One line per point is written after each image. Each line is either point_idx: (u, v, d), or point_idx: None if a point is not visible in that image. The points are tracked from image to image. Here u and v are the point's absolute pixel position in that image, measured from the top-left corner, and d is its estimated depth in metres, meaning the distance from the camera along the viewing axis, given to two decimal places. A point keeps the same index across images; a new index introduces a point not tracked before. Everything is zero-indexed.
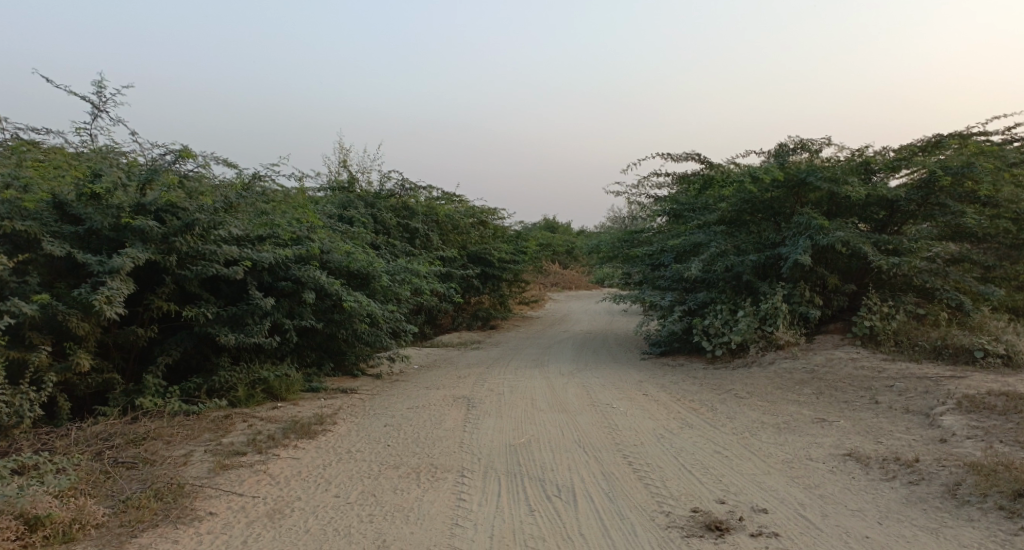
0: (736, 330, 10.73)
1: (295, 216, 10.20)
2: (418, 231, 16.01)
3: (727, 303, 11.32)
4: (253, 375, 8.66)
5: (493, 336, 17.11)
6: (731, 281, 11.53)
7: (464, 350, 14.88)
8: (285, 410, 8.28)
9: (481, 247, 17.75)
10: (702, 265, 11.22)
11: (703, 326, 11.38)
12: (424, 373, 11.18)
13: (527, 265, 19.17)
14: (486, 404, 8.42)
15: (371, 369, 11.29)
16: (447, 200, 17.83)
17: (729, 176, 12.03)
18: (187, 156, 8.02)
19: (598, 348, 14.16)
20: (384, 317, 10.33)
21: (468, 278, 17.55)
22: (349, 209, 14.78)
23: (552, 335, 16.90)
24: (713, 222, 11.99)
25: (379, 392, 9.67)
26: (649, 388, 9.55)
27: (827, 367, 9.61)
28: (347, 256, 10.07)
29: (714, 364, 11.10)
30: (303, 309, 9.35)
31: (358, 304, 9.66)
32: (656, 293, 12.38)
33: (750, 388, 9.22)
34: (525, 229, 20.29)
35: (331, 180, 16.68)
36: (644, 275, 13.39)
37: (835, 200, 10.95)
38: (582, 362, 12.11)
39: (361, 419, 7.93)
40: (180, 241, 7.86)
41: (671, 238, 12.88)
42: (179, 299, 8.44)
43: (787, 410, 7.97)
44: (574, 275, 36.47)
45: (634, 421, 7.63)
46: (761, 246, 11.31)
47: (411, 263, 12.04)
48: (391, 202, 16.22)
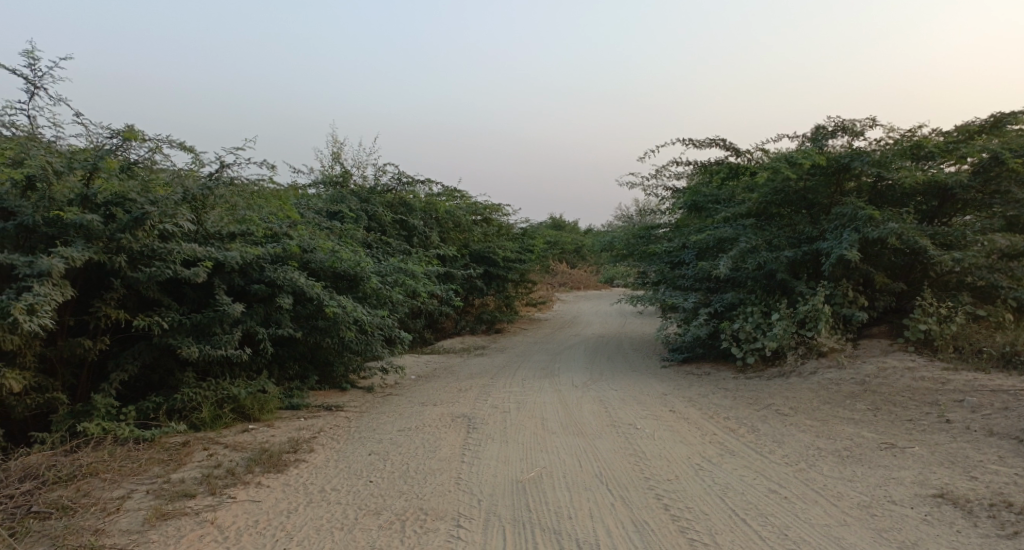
0: (771, 335, 9.57)
1: (272, 211, 9.08)
2: (417, 229, 14.87)
3: (758, 305, 10.17)
4: (221, 393, 7.49)
5: (498, 340, 15.96)
6: (762, 280, 10.36)
7: (467, 357, 13.74)
8: (257, 434, 7.12)
9: (485, 246, 16.60)
10: (732, 262, 10.05)
11: (731, 331, 10.22)
12: (422, 386, 10.00)
13: (534, 265, 18.00)
14: (489, 426, 7.23)
15: (362, 381, 10.13)
16: (448, 195, 16.68)
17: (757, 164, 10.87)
18: (129, 137, 7.02)
19: (612, 355, 12.98)
20: (374, 323, 9.17)
21: (471, 279, 16.40)
22: (341, 205, 13.66)
23: (562, 339, 15.75)
24: (740, 214, 10.82)
25: (368, 409, 8.47)
26: (676, 404, 8.37)
27: (879, 378, 8.44)
28: (331, 255, 8.92)
29: (745, 373, 9.97)
30: (280, 315, 8.20)
31: (343, 310, 8.52)
32: (678, 294, 11.28)
33: (793, 403, 8.05)
34: (532, 226, 19.11)
35: (323, 174, 15.56)
36: (662, 274, 12.22)
37: (883, 185, 9.74)
38: (597, 372, 10.95)
39: (343, 445, 6.74)
40: (128, 238, 6.74)
41: (693, 233, 11.72)
42: (133, 306, 7.30)
43: (842, 430, 6.78)
44: (583, 275, 35.31)
45: (665, 447, 6.44)
46: (796, 240, 10.14)
47: (405, 263, 10.89)
48: (387, 199, 15.08)
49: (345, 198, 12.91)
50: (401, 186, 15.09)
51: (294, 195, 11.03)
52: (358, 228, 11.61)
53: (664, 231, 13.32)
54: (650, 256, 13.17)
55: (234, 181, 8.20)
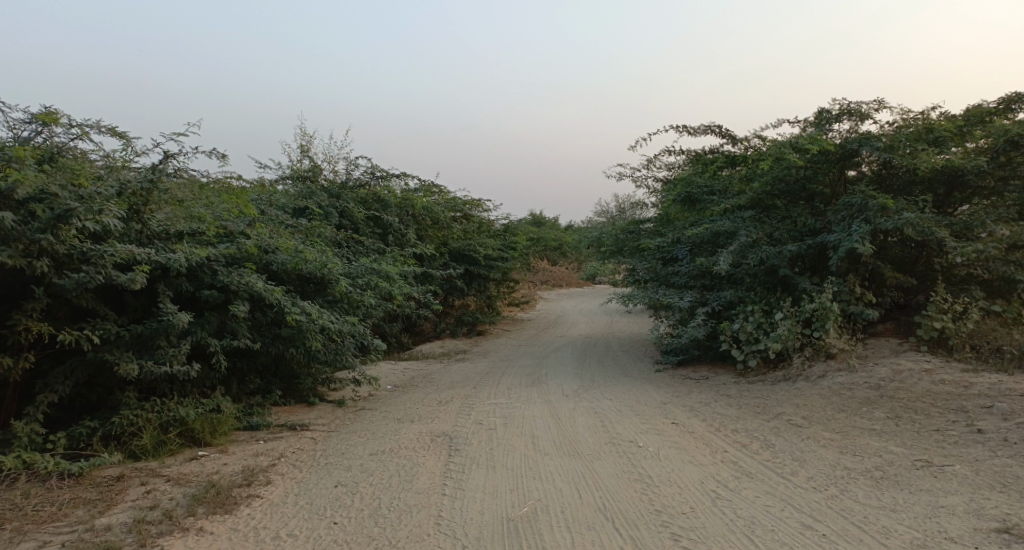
0: (774, 336, 8.91)
1: (228, 208, 8.19)
2: (392, 227, 14.01)
3: (759, 303, 9.49)
4: (167, 414, 6.61)
5: (480, 343, 15.16)
6: (763, 277, 9.67)
7: (447, 363, 12.93)
8: (208, 462, 6.26)
9: (465, 244, 15.78)
10: (731, 258, 9.36)
11: (731, 331, 9.54)
12: (398, 397, 9.17)
13: (517, 263, 17.20)
14: (473, 447, 6.42)
15: (332, 393, 9.29)
16: (425, 191, 15.83)
17: (756, 152, 10.17)
18: (49, 121, 6.26)
19: (602, 357, 12.25)
20: (343, 331, 8.32)
21: (450, 279, 15.57)
22: (310, 201, 12.77)
23: (547, 341, 14.98)
24: (738, 206, 10.12)
25: (337, 427, 7.62)
26: (677, 415, 7.63)
27: (896, 382, 7.77)
28: (295, 255, 8.04)
29: (747, 377, 9.30)
30: (235, 325, 7.33)
31: (307, 317, 7.67)
32: (672, 293, 10.57)
33: (805, 412, 7.36)
34: (514, 222, 18.28)
35: (291, 170, 14.64)
36: (654, 272, 11.50)
37: (889, 171, 9.07)
38: (587, 377, 10.21)
39: (307, 475, 5.89)
40: (49, 239, 5.86)
41: (687, 227, 11.01)
42: (63, 318, 6.42)
43: (867, 445, 6.08)
44: (565, 272, 34.56)
45: (672, 469, 5.68)
46: (799, 233, 9.46)
47: (378, 264, 10.06)
48: (360, 195, 14.20)
49: (315, 191, 12.03)
50: (375, 182, 14.18)
51: (254, 193, 10.15)
52: (328, 227, 10.74)
53: (656, 225, 12.59)
54: (641, 251, 12.44)
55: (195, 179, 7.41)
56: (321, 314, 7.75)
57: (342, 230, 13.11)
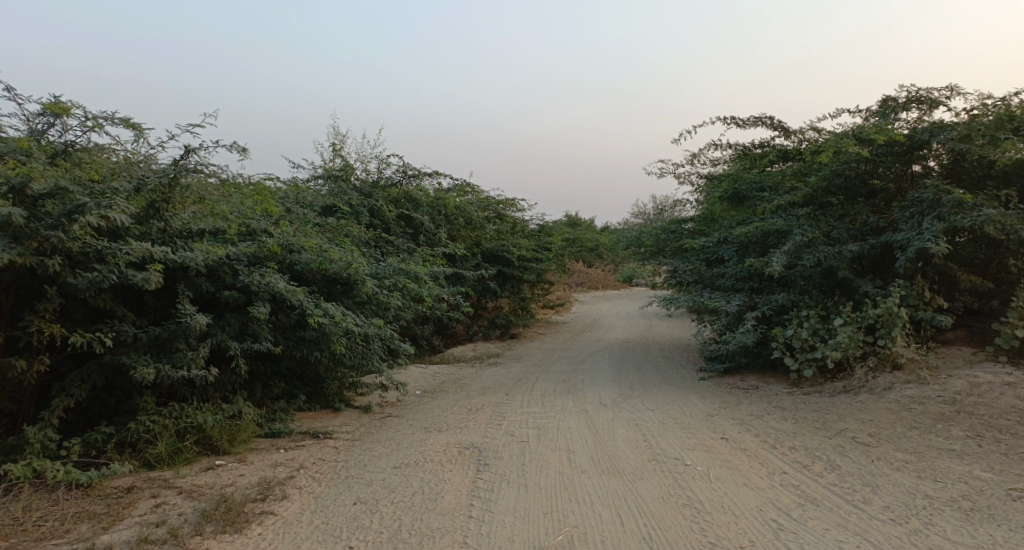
0: (834, 344, 8.42)
1: (251, 206, 7.83)
2: (424, 227, 13.62)
3: (816, 308, 8.93)
4: (185, 421, 6.21)
5: (513, 347, 14.70)
6: (819, 279, 9.09)
7: (480, 367, 12.49)
8: (224, 472, 5.83)
9: (498, 244, 15.33)
10: (785, 259, 8.78)
11: (784, 337, 8.92)
12: (429, 404, 8.77)
13: (552, 264, 16.70)
14: (503, 462, 5.92)
15: (358, 398, 8.88)
16: (458, 190, 15.42)
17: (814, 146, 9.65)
18: (60, 111, 5.97)
19: (642, 363, 11.70)
20: (369, 334, 7.91)
21: (483, 280, 15.13)
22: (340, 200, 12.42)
23: (584, 345, 14.48)
24: (791, 203, 9.48)
25: (364, 435, 7.19)
26: (727, 430, 7.04)
27: (972, 395, 7.24)
28: (320, 255, 7.65)
29: (802, 387, 8.73)
30: (256, 327, 6.94)
31: (331, 320, 7.27)
32: (718, 297, 9.99)
33: (873, 428, 6.87)
34: (549, 223, 17.79)
35: (322, 168, 14.32)
36: (698, 274, 10.90)
37: (960, 163, 8.46)
38: (626, 385, 9.67)
39: (326, 489, 5.45)
40: (61, 237, 5.51)
41: (734, 226, 10.41)
42: (78, 319, 6.08)
43: (948, 468, 5.57)
44: (600, 273, 33.94)
45: (726, 493, 5.12)
46: (860, 233, 8.96)
47: (407, 264, 9.64)
48: (391, 194, 13.84)
49: (344, 189, 11.71)
50: (407, 180, 13.78)
51: (280, 190, 9.81)
52: (355, 226, 10.37)
53: (698, 225, 11.98)
54: (683, 252, 11.85)
55: (218, 175, 7.06)
56: (345, 317, 7.34)
57: (372, 229, 12.76)
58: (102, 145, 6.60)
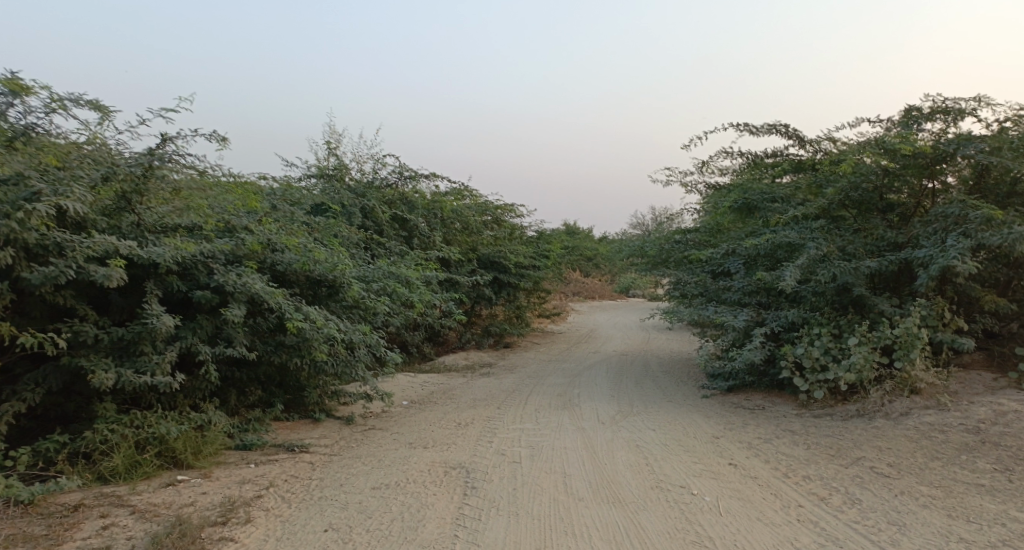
0: (847, 364, 7.94)
1: (232, 202, 7.33)
2: (419, 230, 13.13)
3: (827, 326, 8.46)
4: (147, 431, 5.62)
5: (507, 357, 14.20)
6: (833, 296, 8.67)
7: (472, 377, 11.97)
8: (186, 489, 5.27)
9: (495, 250, 14.84)
10: (799, 274, 8.33)
11: (794, 356, 8.44)
12: (416, 416, 8.27)
13: (550, 273, 16.22)
14: (493, 486, 5.41)
15: (340, 409, 8.35)
16: (455, 194, 14.94)
17: (830, 158, 9.25)
18: (23, 90, 5.63)
19: (641, 379, 11.22)
20: (353, 341, 7.39)
21: (478, 287, 14.63)
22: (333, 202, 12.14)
23: (580, 357, 14.00)
24: (805, 216, 9.12)
25: (345, 450, 6.68)
26: (735, 455, 6.53)
27: (998, 424, 6.75)
28: (303, 255, 7.13)
29: (811, 409, 8.26)
30: (231, 330, 6.41)
31: (312, 324, 6.75)
32: (725, 312, 9.57)
33: (892, 459, 6.36)
34: (548, 230, 17.31)
35: (314, 165, 13.84)
36: (703, 287, 10.42)
37: (985, 176, 8.10)
38: (625, 401, 9.17)
39: (295, 513, 4.91)
40: (18, 228, 4.99)
41: (745, 238, 10.03)
42: (34, 317, 5.54)
43: (978, 507, 5.09)
44: (597, 284, 33.46)
45: (739, 529, 4.62)
46: (877, 248, 8.54)
47: (398, 268, 9.12)
48: (386, 196, 13.35)
49: (336, 187, 11.24)
50: (404, 181, 13.29)
51: (265, 186, 9.29)
52: (345, 226, 9.87)
53: (705, 236, 11.52)
54: (688, 263, 11.42)
55: (196, 167, 6.56)
56: (327, 322, 6.83)
57: (363, 231, 12.26)
58: (64, 131, 6.09)
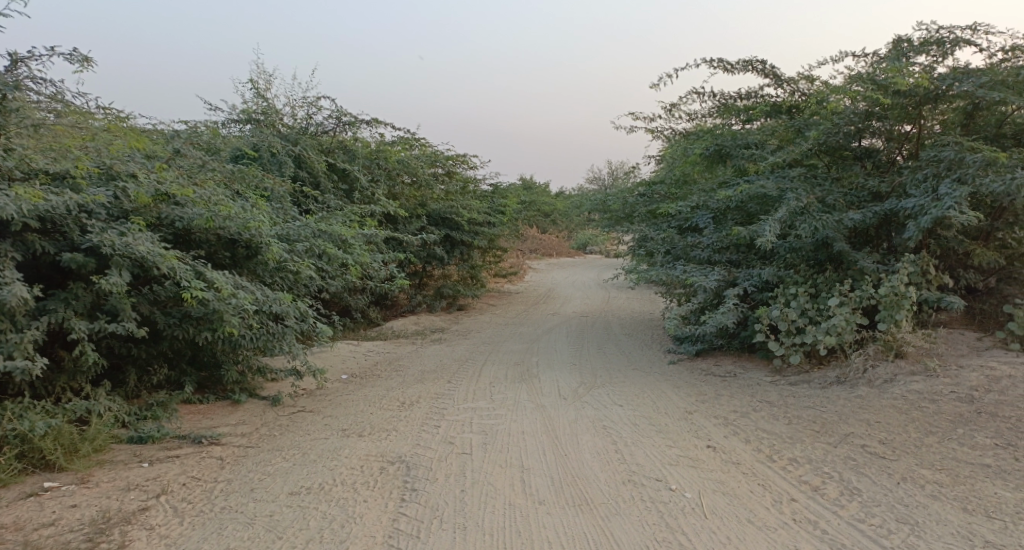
0: (827, 328, 7.24)
1: (119, 150, 6.21)
2: (359, 183, 12.03)
3: (805, 285, 7.75)
4: (4, 428, 4.56)
5: (460, 320, 13.30)
6: (809, 252, 7.98)
7: (421, 344, 11.06)
8: (50, 503, 4.29)
9: (445, 205, 13.81)
10: (779, 227, 7.51)
11: (769, 318, 7.73)
12: (352, 394, 7.33)
13: (505, 229, 15.29)
14: (436, 486, 4.55)
15: (265, 387, 7.37)
16: (400, 144, 13.79)
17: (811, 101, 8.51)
18: None
19: (603, 344, 10.46)
20: (271, 310, 6.36)
21: (427, 245, 13.63)
22: (267, 158, 11.16)
23: (538, 319, 13.18)
24: (782, 164, 8.39)
25: (262, 440, 5.73)
26: (711, 434, 5.79)
27: (996, 390, 6.07)
28: (206, 210, 6.05)
29: (787, 376, 7.58)
30: (116, 302, 5.36)
31: (216, 294, 5.70)
32: (694, 270, 8.81)
33: (883, 432, 5.61)
34: (503, 184, 16.30)
35: (243, 111, 12.57)
36: (670, 244, 9.62)
37: (980, 114, 7.42)
38: (587, 371, 8.40)
39: (185, 533, 3.98)
40: None
41: (718, 190, 9.28)
42: None
43: (995, 495, 4.38)
44: (555, 240, 32.64)
45: (730, 541, 3.85)
46: (856, 198, 7.81)
47: (332, 223, 8.08)
48: (321, 143, 12.30)
49: (265, 134, 10.09)
50: (343, 129, 12.11)
51: (176, 132, 8.14)
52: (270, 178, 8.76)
53: (673, 189, 10.72)
54: (655, 218, 10.67)
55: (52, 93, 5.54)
56: (236, 291, 5.78)
57: (296, 183, 11.13)
58: None
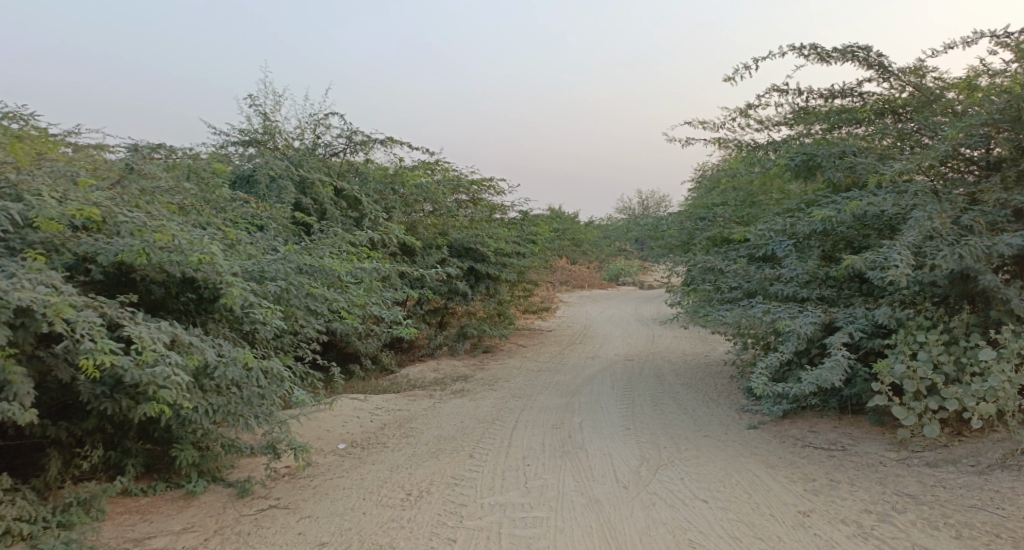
0: (984, 387, 5.54)
1: (31, 165, 4.71)
2: (369, 210, 10.45)
3: (937, 332, 5.94)
4: None
5: (486, 365, 11.60)
6: (938, 289, 6.19)
7: (440, 398, 9.36)
8: None
9: (469, 234, 12.20)
10: (904, 256, 5.74)
11: (890, 376, 5.92)
12: (346, 479, 5.64)
13: (536, 261, 13.62)
14: None
15: (235, 467, 5.71)
16: (418, 166, 12.25)
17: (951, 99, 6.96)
18: None
19: (659, 399, 8.66)
20: (225, 379, 4.66)
21: (449, 280, 11.98)
22: (262, 182, 9.65)
23: (576, 363, 11.42)
24: (894, 177, 6.63)
25: None
26: None
27: None
28: (139, 239, 4.48)
29: (916, 454, 5.75)
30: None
31: (134, 360, 4.01)
32: (779, 311, 7.04)
33: None
34: (533, 211, 14.68)
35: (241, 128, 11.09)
36: (743, 277, 7.87)
37: None
38: (647, 441, 6.62)
39: None
40: None
41: (803, 211, 7.53)
42: None
43: None
44: (585, 271, 30.91)
45: None
46: (1001, 218, 6.03)
47: (327, 258, 6.49)
48: (329, 167, 10.77)
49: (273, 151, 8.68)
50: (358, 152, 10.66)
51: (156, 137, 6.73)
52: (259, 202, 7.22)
53: (741, 211, 9.00)
54: (719, 247, 8.93)
55: None
56: (169, 354, 4.15)
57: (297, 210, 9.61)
58: None
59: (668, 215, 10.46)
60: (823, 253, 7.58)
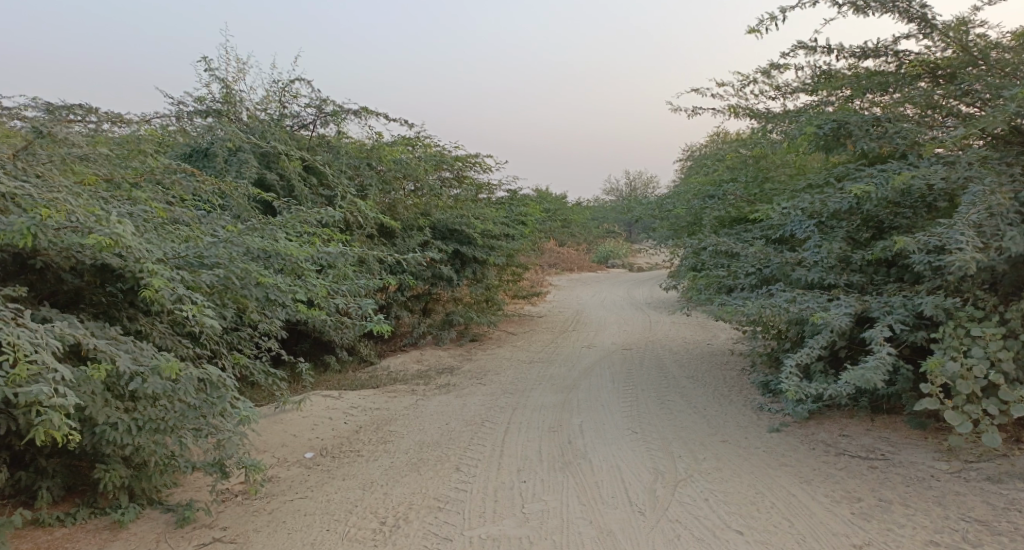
0: None
1: None
2: (343, 187, 9.53)
3: (995, 326, 5.14)
4: None
5: (473, 356, 10.76)
6: (992, 276, 5.39)
7: (424, 394, 8.52)
8: None
9: (454, 214, 11.30)
10: (963, 238, 4.91)
11: (941, 377, 5.12)
12: (309, 502, 4.79)
13: (525, 244, 12.75)
14: None
15: (177, 487, 4.85)
16: (397, 141, 11.31)
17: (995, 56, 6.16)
18: None
19: (665, 395, 7.87)
20: (144, 393, 3.79)
21: (432, 264, 11.09)
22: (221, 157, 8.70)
23: (570, 353, 10.60)
24: (946, 147, 5.84)
25: None
26: None
27: None
28: (25, 216, 3.59)
29: (970, 466, 4.99)
30: None
31: (7, 375, 3.13)
32: (805, 299, 6.23)
33: None
34: (522, 190, 13.78)
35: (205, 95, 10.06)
36: (760, 261, 7.06)
37: None
38: (655, 449, 5.82)
39: None
40: None
41: (830, 187, 6.70)
42: None
43: None
44: (573, 253, 30.07)
45: None
46: None
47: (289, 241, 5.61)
48: (297, 140, 9.82)
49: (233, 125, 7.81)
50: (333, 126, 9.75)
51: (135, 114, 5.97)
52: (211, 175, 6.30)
53: (753, 189, 8.16)
54: (730, 228, 8.11)
55: None
56: (58, 366, 3.27)
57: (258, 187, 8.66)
58: None
59: (673, 193, 9.61)
60: (846, 236, 6.83)
